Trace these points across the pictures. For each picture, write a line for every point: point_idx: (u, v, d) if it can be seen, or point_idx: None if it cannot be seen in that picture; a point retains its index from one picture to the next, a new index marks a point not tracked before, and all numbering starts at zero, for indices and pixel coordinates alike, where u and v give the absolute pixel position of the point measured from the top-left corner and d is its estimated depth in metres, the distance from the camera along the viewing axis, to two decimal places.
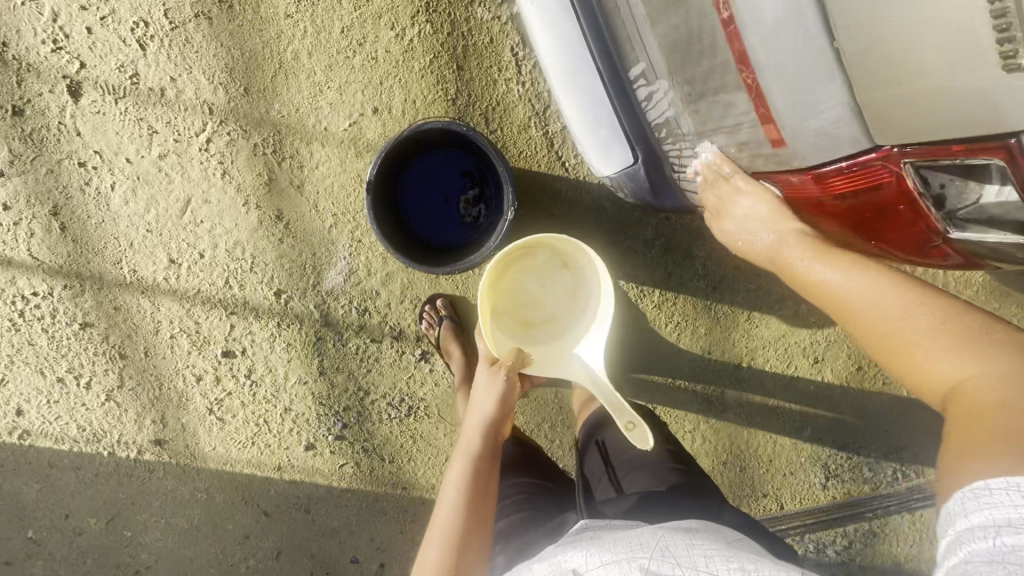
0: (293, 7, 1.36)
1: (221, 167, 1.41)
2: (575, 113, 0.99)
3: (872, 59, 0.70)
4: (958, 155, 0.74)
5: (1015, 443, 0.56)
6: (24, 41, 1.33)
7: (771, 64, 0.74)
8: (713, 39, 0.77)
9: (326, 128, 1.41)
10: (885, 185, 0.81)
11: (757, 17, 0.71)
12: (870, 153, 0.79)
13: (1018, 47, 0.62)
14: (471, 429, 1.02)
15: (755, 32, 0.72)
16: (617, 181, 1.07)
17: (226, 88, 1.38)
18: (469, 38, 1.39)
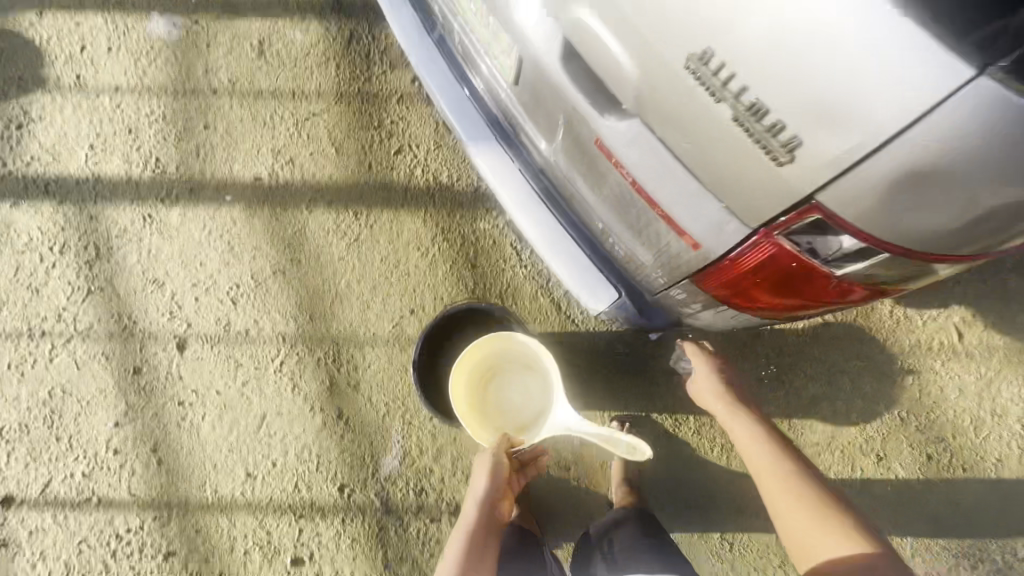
0: (344, 251, 1.78)
1: (292, 382, 1.69)
2: (561, 269, 1.22)
3: (698, 159, 0.68)
4: (795, 219, 0.65)
5: (837, 545, 1.04)
6: (148, 316, 1.72)
7: (664, 196, 0.79)
8: (624, 188, 0.88)
9: (374, 334, 1.72)
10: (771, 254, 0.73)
11: (638, 161, 0.79)
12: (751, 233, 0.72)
13: (773, 146, 0.58)
14: (470, 506, 1.16)
15: (643, 173, 0.79)
16: (613, 315, 1.23)
17: (297, 320, 1.73)
18: (478, 243, 1.78)
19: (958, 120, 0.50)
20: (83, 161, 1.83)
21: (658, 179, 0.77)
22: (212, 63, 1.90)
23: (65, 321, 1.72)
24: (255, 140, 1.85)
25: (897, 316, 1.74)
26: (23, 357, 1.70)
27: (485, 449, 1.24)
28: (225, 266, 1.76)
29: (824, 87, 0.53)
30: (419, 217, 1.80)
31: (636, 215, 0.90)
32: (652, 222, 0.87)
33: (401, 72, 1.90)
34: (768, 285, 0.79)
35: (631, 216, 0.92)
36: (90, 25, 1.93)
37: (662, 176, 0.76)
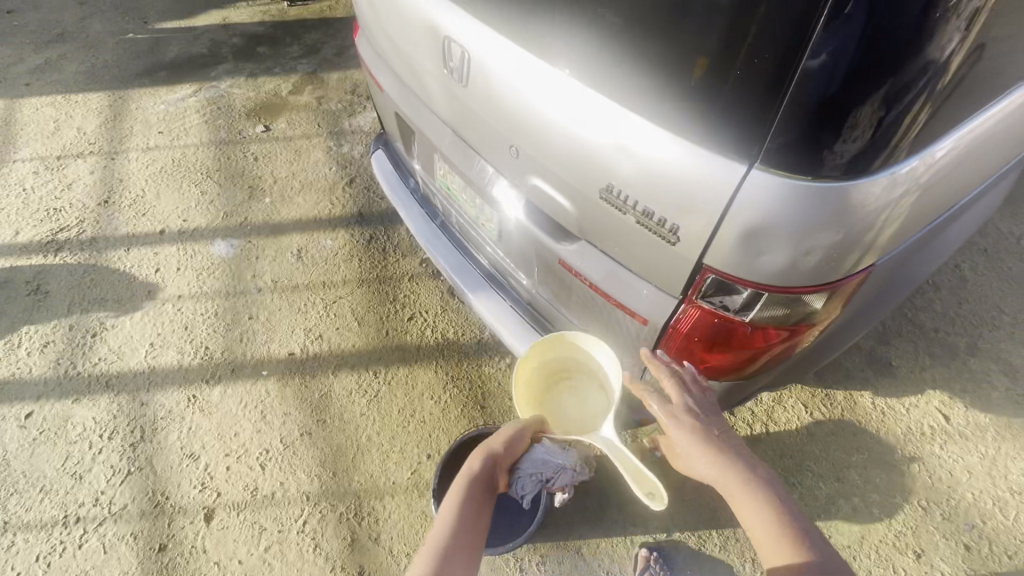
0: (365, 406, 1.97)
1: (314, 541, 1.70)
2: None
3: (627, 253, 1.01)
4: (699, 288, 0.95)
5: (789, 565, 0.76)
6: (181, 490, 1.82)
7: (613, 288, 1.08)
8: (585, 292, 1.17)
9: (394, 481, 1.81)
10: (697, 324, 1.01)
11: (589, 267, 1.10)
12: (677, 311, 1.01)
13: (662, 231, 0.91)
14: (475, 453, 1.05)
15: (595, 275, 1.10)
16: None
17: (320, 477, 1.82)
18: (485, 386, 1.99)
19: (761, 203, 0.81)
20: (142, 356, 2.14)
21: (605, 277, 1.08)
22: (259, 269, 2.37)
23: (100, 505, 1.80)
24: (290, 323, 2.20)
25: (880, 407, 1.87)
26: (52, 546, 1.73)
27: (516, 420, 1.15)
28: (257, 433, 1.93)
29: (684, 194, 0.86)
30: (431, 369, 2.04)
31: (602, 314, 1.17)
32: (612, 313, 1.14)
33: (412, 259, 2.36)
34: (709, 347, 1.04)
35: (599, 316, 1.19)
36: (166, 254, 2.46)
37: (608, 274, 1.08)
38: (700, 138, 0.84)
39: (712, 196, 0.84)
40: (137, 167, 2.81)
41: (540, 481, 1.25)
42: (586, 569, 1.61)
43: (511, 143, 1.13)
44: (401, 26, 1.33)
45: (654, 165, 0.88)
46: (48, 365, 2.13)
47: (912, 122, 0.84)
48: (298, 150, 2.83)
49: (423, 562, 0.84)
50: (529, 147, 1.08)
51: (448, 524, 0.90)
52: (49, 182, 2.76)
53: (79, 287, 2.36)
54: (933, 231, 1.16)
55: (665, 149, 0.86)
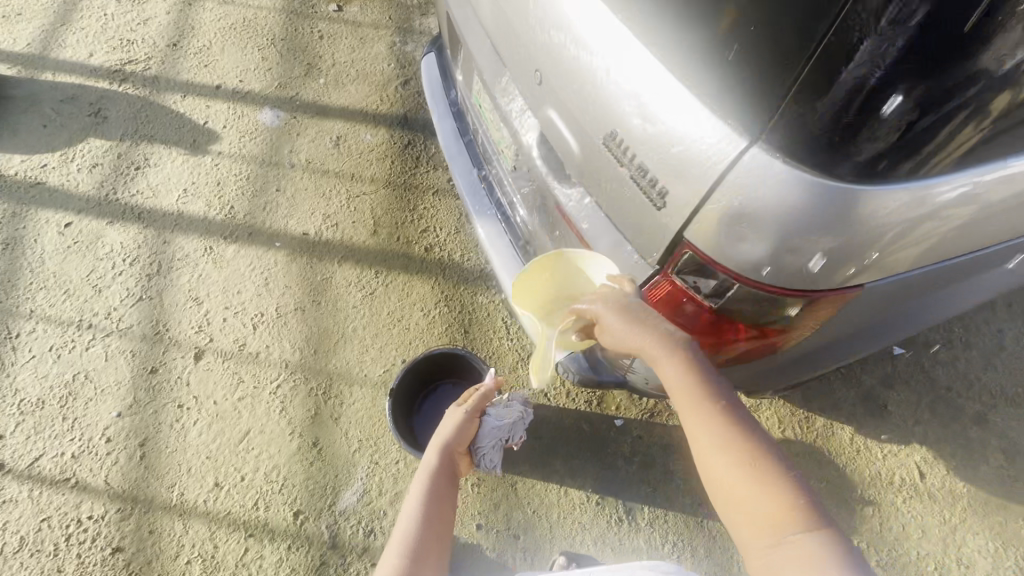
0: (359, 300, 2.05)
1: (282, 404, 1.84)
2: None
3: (616, 209, 0.97)
4: (677, 258, 0.90)
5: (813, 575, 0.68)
6: (180, 326, 1.98)
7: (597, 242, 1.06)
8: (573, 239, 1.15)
9: (366, 374, 1.91)
10: (670, 298, 0.97)
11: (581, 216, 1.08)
12: (654, 275, 0.97)
13: (652, 193, 0.87)
14: (432, 447, 1.29)
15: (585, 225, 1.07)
16: (567, 367, 1.39)
17: (302, 351, 1.94)
18: (474, 314, 2.03)
19: (757, 182, 0.77)
20: (175, 199, 2.26)
21: (594, 231, 1.06)
22: (297, 146, 2.42)
23: (111, 319, 1.99)
24: (312, 205, 2.27)
25: (857, 445, 1.81)
26: (65, 343, 1.94)
27: (456, 405, 1.37)
28: (257, 296, 2.05)
29: (681, 157, 0.81)
30: (428, 283, 2.09)
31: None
32: None
33: (440, 174, 2.36)
34: (684, 330, 1.02)
35: None
36: (217, 109, 2.53)
37: (595, 228, 1.05)
38: (716, 101, 0.79)
39: (709, 166, 0.79)
40: (210, 18, 2.84)
41: (501, 444, 1.49)
42: (515, 503, 1.69)
43: (536, 69, 1.08)
44: None
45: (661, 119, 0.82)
46: (93, 185, 2.29)
47: (944, 139, 0.80)
48: (363, 38, 2.78)
49: (394, 558, 1.04)
50: (550, 74, 1.03)
51: (420, 505, 1.16)
52: (129, 12, 2.84)
53: (133, 120, 2.47)
54: (951, 275, 1.08)
55: (676, 106, 0.81)
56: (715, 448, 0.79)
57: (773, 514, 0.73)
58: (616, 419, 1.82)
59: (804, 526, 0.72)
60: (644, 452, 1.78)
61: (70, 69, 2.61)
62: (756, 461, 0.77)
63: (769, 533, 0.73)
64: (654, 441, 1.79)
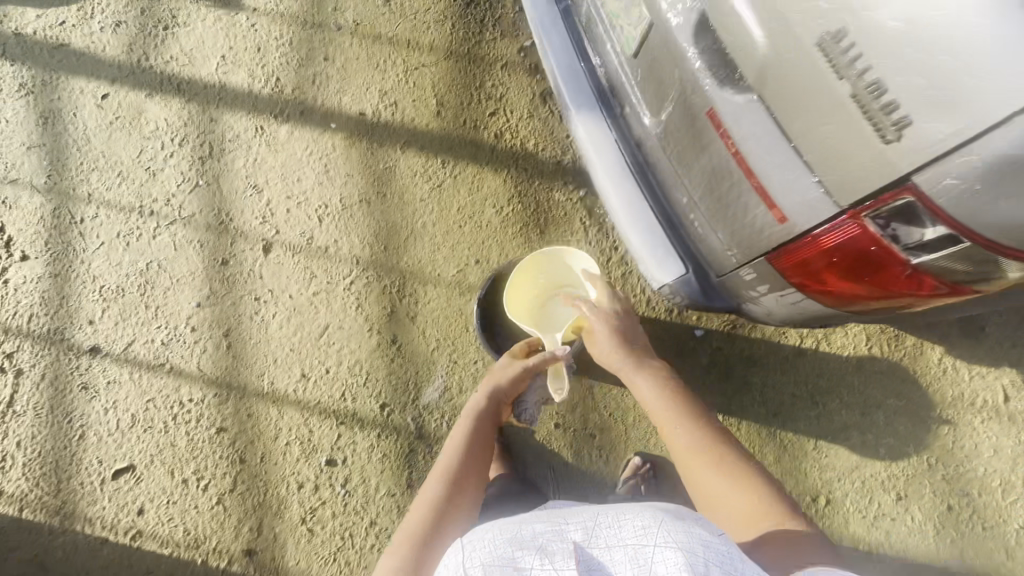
0: (426, 193, 1.90)
1: (357, 302, 1.82)
2: (638, 240, 1.29)
3: (808, 133, 0.77)
4: (886, 201, 0.74)
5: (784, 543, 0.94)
6: (244, 216, 1.89)
7: (765, 169, 0.86)
8: (722, 158, 0.94)
9: (439, 274, 1.84)
10: (851, 244, 0.83)
11: (746, 134, 0.87)
12: (840, 216, 0.80)
13: (883, 123, 0.70)
14: (481, 392, 1.28)
15: (749, 145, 0.87)
16: (673, 290, 1.28)
17: (372, 246, 1.86)
18: (551, 212, 1.88)
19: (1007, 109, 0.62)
20: (214, 68, 2.01)
21: (760, 155, 0.86)
22: (341, 3, 2.07)
23: (172, 207, 1.90)
24: (366, 79, 2.00)
25: (945, 365, 1.76)
26: (130, 230, 1.89)
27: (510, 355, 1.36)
28: (319, 185, 1.91)
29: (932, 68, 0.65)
30: (500, 176, 1.91)
31: (724, 192, 0.97)
32: (744, 194, 0.93)
33: (510, 43, 2.02)
34: (831, 271, 0.90)
35: (722, 194, 0.99)
36: None
37: (763, 149, 0.85)
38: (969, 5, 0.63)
39: (970, 83, 0.63)
40: None
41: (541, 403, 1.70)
42: (592, 406, 1.73)
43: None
44: None
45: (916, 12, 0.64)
46: (120, 48, 2.03)
47: None
48: None
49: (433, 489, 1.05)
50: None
51: (462, 443, 1.15)
52: None
53: None
54: None
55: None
56: (698, 450, 1.14)
57: (752, 504, 1.02)
58: (696, 330, 1.77)
59: (770, 508, 1.01)
60: (723, 364, 1.76)
61: None
62: (728, 463, 1.10)
63: (745, 520, 1.00)
64: (734, 353, 1.76)
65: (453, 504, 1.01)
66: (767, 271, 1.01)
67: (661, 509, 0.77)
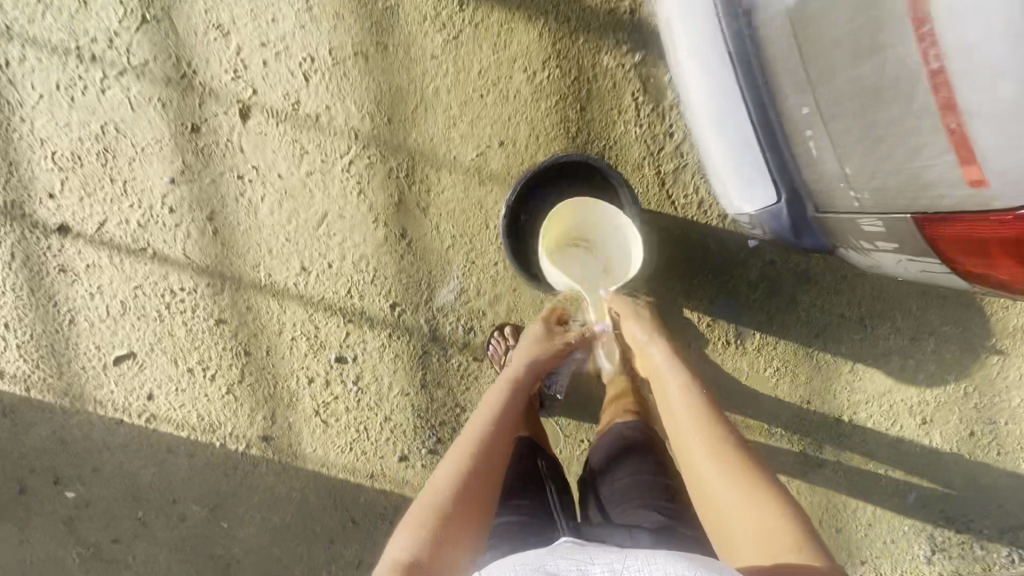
0: (439, 48, 1.49)
1: (358, 186, 1.55)
2: (724, 155, 1.04)
3: None
4: None
5: None
6: (209, 69, 1.50)
7: (978, 108, 0.63)
8: (909, 82, 0.69)
9: (454, 157, 1.54)
10: None
11: (966, 55, 0.61)
12: None
13: None
14: (517, 364, 1.17)
15: (966, 72, 0.62)
16: (757, 220, 1.07)
17: (373, 117, 1.52)
18: (595, 82, 1.49)
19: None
20: None
21: (978, 89, 0.62)
22: None
23: (117, 51, 1.50)
24: None
25: None
26: (71, 80, 1.52)
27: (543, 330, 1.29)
28: (300, 29, 1.48)
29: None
30: (535, 27, 1.47)
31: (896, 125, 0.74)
32: (925, 135, 0.71)
33: None
34: (1014, 244, 0.67)
35: (883, 125, 0.76)
36: None
37: (989, 80, 0.60)
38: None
39: None
40: None
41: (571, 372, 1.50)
42: None
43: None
44: None
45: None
46: None
47: None
48: None
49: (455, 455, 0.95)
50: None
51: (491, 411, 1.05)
52: None
53: None
54: None
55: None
56: (712, 449, 0.92)
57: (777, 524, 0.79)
58: (750, 241, 1.54)
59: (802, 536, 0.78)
60: (773, 280, 1.57)
61: None
62: (746, 471, 0.87)
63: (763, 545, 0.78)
64: (787, 268, 1.56)
65: (479, 484, 0.90)
66: (900, 228, 0.83)
67: (701, 557, 0.67)
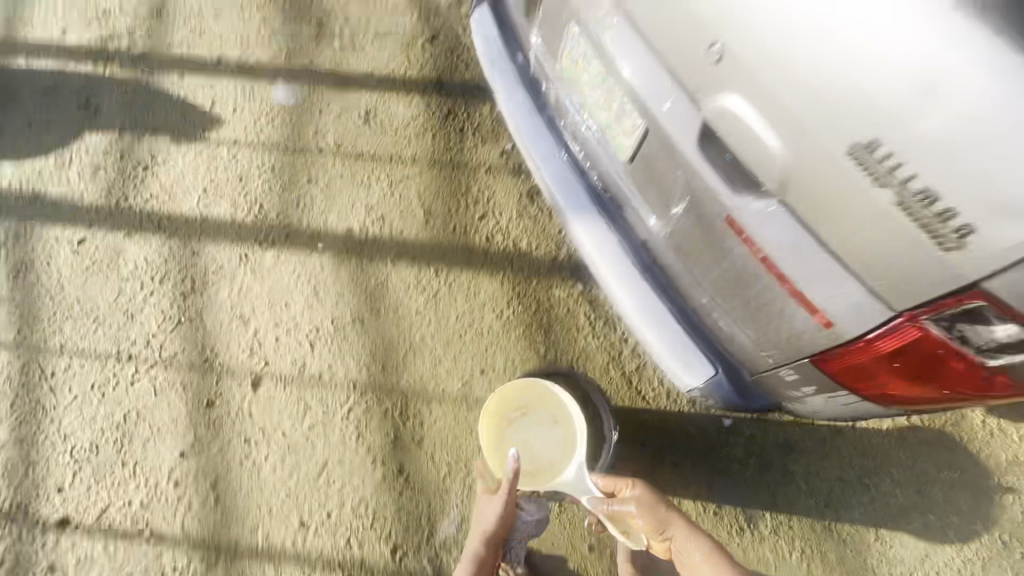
0: (422, 305, 1.82)
1: (357, 430, 1.68)
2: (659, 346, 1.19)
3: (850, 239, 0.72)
4: (948, 303, 0.68)
5: None
6: (229, 351, 1.77)
7: (800, 276, 0.81)
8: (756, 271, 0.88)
9: (443, 389, 1.73)
10: (912, 345, 0.75)
11: (774, 240, 0.81)
12: (897, 318, 0.74)
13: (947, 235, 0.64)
14: (476, 539, 1.42)
15: (781, 256, 0.82)
16: (705, 393, 1.20)
17: (369, 368, 1.75)
18: (552, 310, 1.81)
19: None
20: (195, 202, 1.98)
21: (796, 261, 0.80)
22: (322, 126, 2.09)
23: (151, 349, 1.78)
24: (350, 196, 1.98)
25: (991, 427, 1.64)
26: (107, 379, 1.75)
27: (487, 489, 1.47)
28: (308, 310, 1.82)
29: (957, 107, 0.60)
30: (497, 280, 1.85)
31: (767, 298, 0.90)
32: (787, 306, 0.87)
33: (491, 147, 2.03)
34: (896, 355, 0.78)
35: (747, 293, 0.94)
36: (222, 87, 2.17)
37: (795, 251, 0.79)
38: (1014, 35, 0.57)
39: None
40: None
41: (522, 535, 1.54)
42: None
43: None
44: None
45: (824, 25, 0.64)
46: (98, 193, 2.00)
47: None
48: None
49: None
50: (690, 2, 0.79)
51: None
52: None
53: (130, 107, 2.14)
54: None
55: (925, 46, 0.60)
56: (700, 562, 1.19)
57: None
58: (724, 420, 1.65)
59: None
60: (760, 453, 1.62)
61: (45, 49, 2.25)
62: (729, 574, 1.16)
63: None
64: (769, 439, 1.63)
65: None
66: (810, 373, 0.94)
67: None
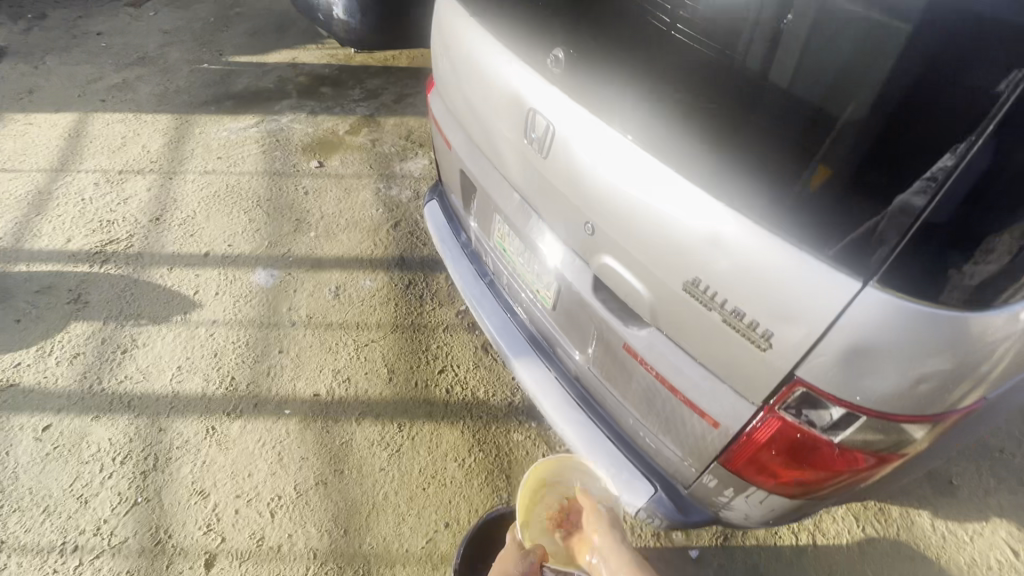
0: (386, 461, 1.87)
1: None
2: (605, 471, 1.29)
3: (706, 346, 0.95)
4: (783, 394, 0.87)
5: None
6: (184, 530, 1.73)
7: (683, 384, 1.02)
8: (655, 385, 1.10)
9: (406, 549, 1.69)
10: (776, 433, 0.93)
11: (659, 356, 1.04)
12: (760, 411, 0.92)
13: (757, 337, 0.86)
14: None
15: (666, 368, 1.04)
16: (651, 516, 1.25)
17: (330, 533, 1.72)
18: (512, 455, 1.89)
19: (831, 297, 0.78)
20: (168, 379, 2.09)
21: (677, 369, 1.02)
22: (296, 303, 2.34)
23: (100, 535, 1.72)
24: (319, 362, 2.14)
25: (940, 530, 1.70)
26: None
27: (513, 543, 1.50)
28: (271, 477, 1.84)
29: (733, 249, 0.86)
30: (456, 430, 1.95)
31: (673, 408, 1.08)
32: (683, 412, 1.06)
33: (448, 309, 2.30)
34: (773, 446, 0.95)
35: (657, 407, 1.12)
36: (207, 276, 2.45)
37: (675, 363, 1.02)
38: (761, 204, 0.86)
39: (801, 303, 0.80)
40: (193, 189, 2.88)
41: None
42: None
43: (550, 184, 1.17)
44: (474, 111, 1.40)
45: (642, 206, 0.97)
46: (73, 379, 2.10)
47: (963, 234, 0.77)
48: (348, 188, 2.87)
49: None
50: (570, 195, 1.12)
51: None
52: (108, 194, 2.85)
53: (118, 299, 2.36)
54: None
55: (704, 214, 0.89)
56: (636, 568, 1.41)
57: None
58: (690, 551, 1.66)
59: None
60: None
61: (47, 257, 2.54)
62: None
63: None
64: (737, 567, 1.63)
65: None
66: (724, 475, 1.07)
67: None
